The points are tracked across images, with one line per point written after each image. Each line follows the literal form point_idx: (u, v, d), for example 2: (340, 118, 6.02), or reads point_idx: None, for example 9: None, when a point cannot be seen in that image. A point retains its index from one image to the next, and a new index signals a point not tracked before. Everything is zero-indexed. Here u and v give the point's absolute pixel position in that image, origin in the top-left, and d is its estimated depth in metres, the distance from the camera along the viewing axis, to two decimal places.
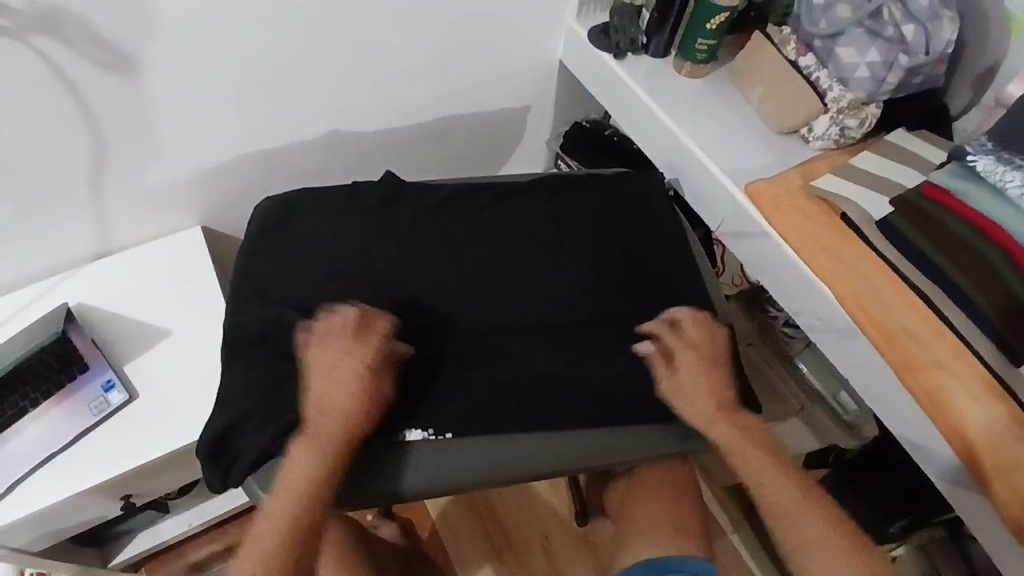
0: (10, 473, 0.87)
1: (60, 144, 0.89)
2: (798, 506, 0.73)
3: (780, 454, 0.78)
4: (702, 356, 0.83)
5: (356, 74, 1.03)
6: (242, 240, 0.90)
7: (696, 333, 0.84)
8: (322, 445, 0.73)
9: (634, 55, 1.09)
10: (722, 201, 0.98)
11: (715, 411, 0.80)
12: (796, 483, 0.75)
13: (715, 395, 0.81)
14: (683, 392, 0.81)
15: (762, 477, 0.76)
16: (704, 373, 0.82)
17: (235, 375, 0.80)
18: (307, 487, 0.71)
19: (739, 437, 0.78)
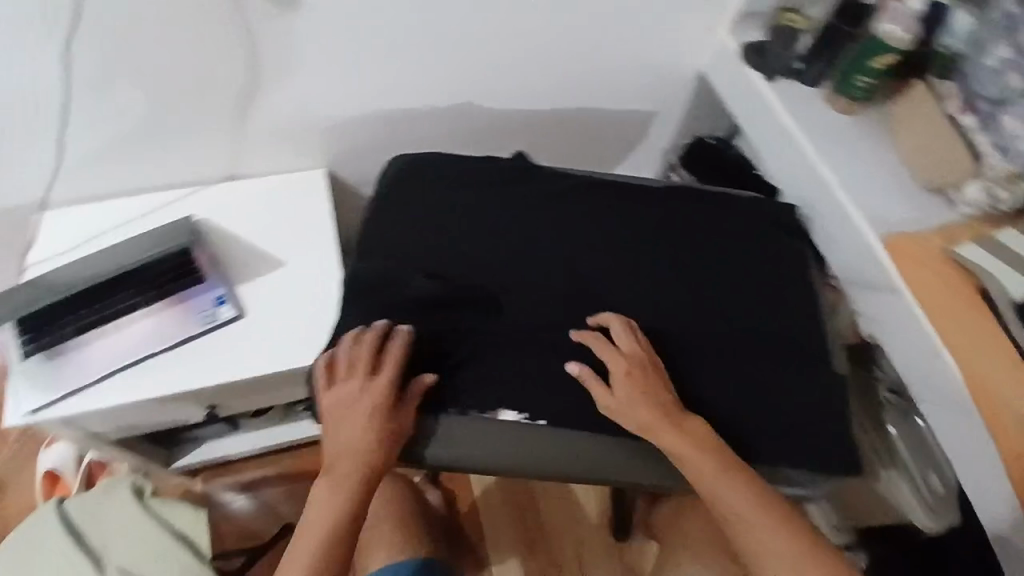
0: (119, 359, 0.95)
1: (214, 66, 0.92)
2: (750, 516, 0.73)
3: (733, 458, 0.76)
4: (637, 370, 0.80)
5: (500, 48, 1.02)
6: (379, 189, 0.95)
7: (627, 343, 0.81)
8: (339, 484, 0.76)
9: (788, 80, 1.03)
10: (854, 246, 0.96)
11: (657, 420, 0.77)
12: (745, 487, 0.74)
13: (653, 405, 0.78)
14: (624, 414, 0.78)
15: (711, 487, 0.74)
16: (640, 385, 0.79)
17: (360, 314, 0.85)
18: (330, 521, 0.75)
19: (687, 444, 0.76)
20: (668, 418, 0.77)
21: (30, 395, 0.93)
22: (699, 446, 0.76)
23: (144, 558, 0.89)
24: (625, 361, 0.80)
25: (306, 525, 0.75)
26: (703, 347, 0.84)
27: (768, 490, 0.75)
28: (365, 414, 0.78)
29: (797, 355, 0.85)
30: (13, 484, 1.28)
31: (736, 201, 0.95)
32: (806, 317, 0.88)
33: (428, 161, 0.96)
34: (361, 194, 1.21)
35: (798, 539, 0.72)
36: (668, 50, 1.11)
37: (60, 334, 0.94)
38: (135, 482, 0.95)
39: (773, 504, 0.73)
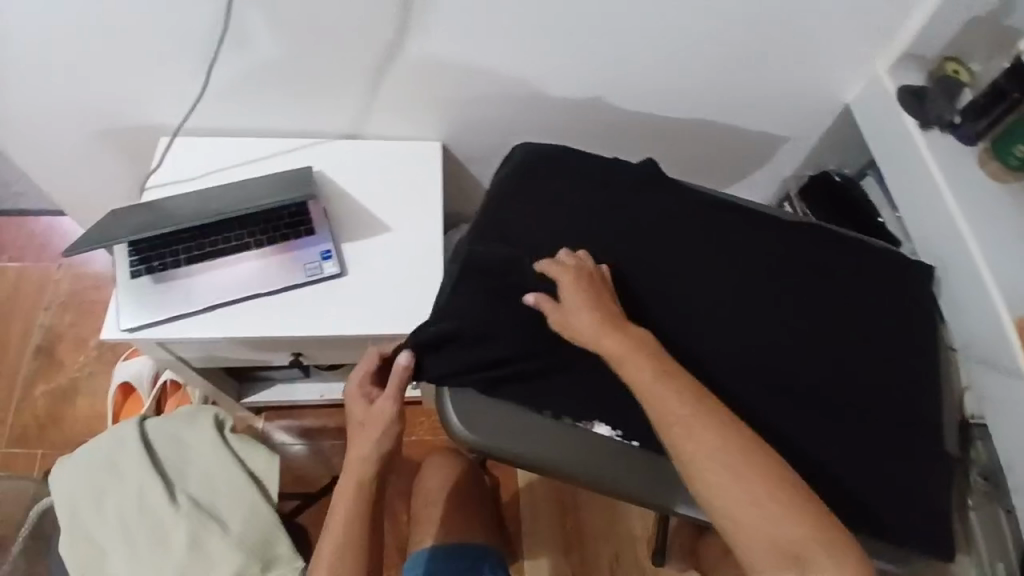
0: (220, 295, 0.96)
1: (368, 22, 0.93)
2: (687, 421, 0.68)
3: (679, 375, 0.72)
4: (586, 285, 0.79)
5: (647, 49, 1.00)
6: (504, 172, 0.94)
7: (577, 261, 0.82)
8: (346, 483, 0.79)
9: (940, 131, 0.98)
10: (986, 318, 0.91)
11: (600, 327, 0.75)
12: (683, 395, 0.70)
13: (601, 315, 0.77)
14: (573, 326, 0.77)
15: (648, 392, 0.71)
16: (585, 295, 0.78)
17: (474, 298, 0.82)
18: (346, 529, 0.78)
19: (630, 353, 0.73)
20: (608, 325, 0.75)
21: (129, 312, 0.94)
22: (641, 354, 0.73)
23: (217, 491, 0.91)
24: (573, 277, 0.80)
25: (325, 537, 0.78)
26: (811, 396, 0.81)
27: (705, 397, 0.70)
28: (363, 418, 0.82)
29: (907, 422, 0.81)
30: (86, 388, 1.34)
31: (866, 249, 0.91)
32: (920, 383, 0.84)
33: (556, 152, 0.94)
34: (467, 170, 1.23)
35: (741, 449, 0.67)
36: (812, 78, 1.06)
37: (170, 261, 0.98)
38: (217, 415, 0.97)
39: (713, 410, 0.70)
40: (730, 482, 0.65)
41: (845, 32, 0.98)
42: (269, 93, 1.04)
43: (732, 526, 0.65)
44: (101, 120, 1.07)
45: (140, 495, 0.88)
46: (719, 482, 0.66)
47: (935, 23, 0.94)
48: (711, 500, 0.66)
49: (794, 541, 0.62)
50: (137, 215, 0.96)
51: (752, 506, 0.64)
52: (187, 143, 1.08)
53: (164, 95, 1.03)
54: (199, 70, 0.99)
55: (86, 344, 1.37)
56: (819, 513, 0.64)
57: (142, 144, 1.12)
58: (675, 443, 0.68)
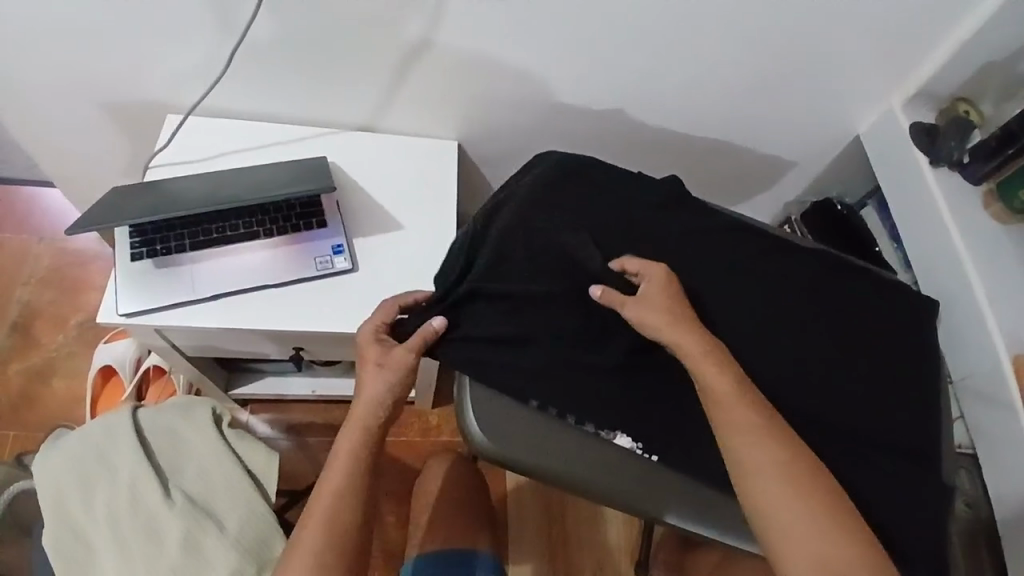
0: (224, 284, 0.93)
1: (399, 17, 0.91)
2: (744, 427, 0.72)
3: (751, 389, 0.75)
4: (664, 281, 0.81)
5: (673, 68, 1.01)
6: (529, 179, 0.93)
7: (651, 269, 0.82)
8: (349, 435, 0.77)
9: (948, 169, 1.01)
10: (983, 353, 0.94)
11: (682, 326, 0.77)
12: (754, 406, 0.73)
13: (682, 317, 0.78)
14: (652, 319, 0.78)
15: (724, 398, 0.73)
16: (670, 296, 0.80)
17: (502, 307, 0.83)
18: (348, 480, 0.74)
19: (710, 360, 0.75)
20: (681, 321, 0.78)
21: (129, 297, 0.91)
22: (720, 361, 0.75)
23: (213, 489, 0.88)
24: (650, 271, 0.82)
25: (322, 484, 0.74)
26: (825, 424, 0.82)
27: (771, 413, 0.73)
28: (377, 365, 0.79)
29: (917, 457, 0.83)
30: (64, 368, 1.34)
31: (879, 281, 0.92)
32: (929, 417, 0.86)
33: (582, 163, 0.94)
34: (479, 172, 1.23)
35: (790, 460, 0.70)
36: (826, 109, 1.09)
37: (174, 246, 0.94)
38: (214, 409, 0.95)
39: (776, 423, 0.72)
40: (777, 488, 0.68)
41: (864, 67, 1.01)
42: (284, 81, 1.01)
43: (781, 535, 0.67)
44: (103, 98, 1.04)
45: (133, 490, 0.85)
46: (768, 488, 0.69)
47: (953, 64, 0.97)
48: (757, 502, 0.69)
49: (828, 553, 0.66)
50: (142, 196, 0.93)
51: (801, 519, 0.67)
52: (197, 125, 1.06)
53: (180, 78, 1.00)
54: (219, 52, 0.96)
55: (65, 323, 1.37)
56: (852, 524, 0.67)
57: (145, 123, 1.09)
58: (736, 446, 0.71)
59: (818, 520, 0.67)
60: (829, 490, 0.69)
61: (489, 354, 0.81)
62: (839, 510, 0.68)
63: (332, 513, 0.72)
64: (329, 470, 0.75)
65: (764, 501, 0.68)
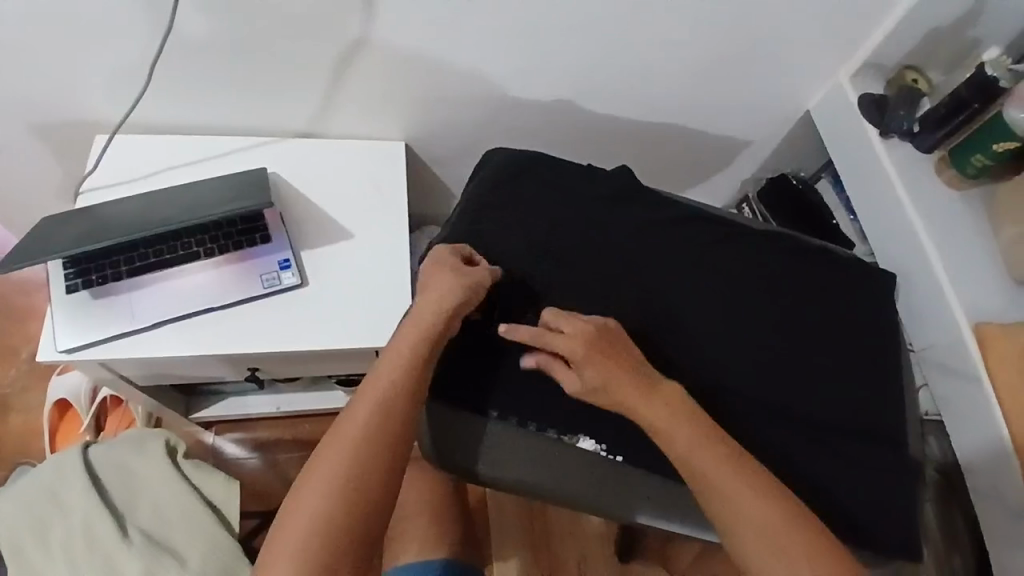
0: (166, 310, 0.89)
1: (332, 20, 0.87)
2: (705, 456, 0.71)
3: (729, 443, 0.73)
4: (587, 351, 0.74)
5: (621, 55, 0.98)
6: (477, 180, 0.90)
7: (570, 343, 0.75)
8: (355, 411, 0.72)
9: (899, 140, 1.00)
10: (943, 325, 0.95)
11: (630, 403, 0.74)
12: (729, 464, 0.71)
13: (624, 392, 0.74)
14: (597, 398, 0.75)
15: (697, 464, 0.71)
16: (603, 374, 0.74)
17: None
18: (334, 472, 0.69)
19: (677, 424, 0.73)
20: (624, 399, 0.74)
21: (66, 331, 0.87)
22: (687, 423, 0.73)
23: (173, 525, 0.85)
24: (570, 348, 0.74)
25: (320, 458, 0.70)
26: (787, 408, 0.82)
27: (752, 467, 0.71)
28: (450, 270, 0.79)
29: (882, 434, 0.83)
30: (18, 403, 1.29)
31: (837, 257, 0.92)
32: (892, 394, 0.85)
33: (530, 159, 0.91)
34: (431, 171, 1.19)
35: (756, 481, 0.70)
36: (776, 87, 1.08)
37: (110, 274, 0.90)
38: (168, 441, 0.92)
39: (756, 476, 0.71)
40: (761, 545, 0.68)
41: (810, 41, 1.00)
42: (216, 94, 0.97)
43: None
44: (27, 124, 0.99)
45: (86, 531, 0.81)
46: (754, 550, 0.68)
47: (897, 33, 0.96)
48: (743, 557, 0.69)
49: None
50: (71, 224, 0.88)
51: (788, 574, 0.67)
52: (128, 144, 1.01)
53: (105, 96, 0.95)
54: (145, 66, 0.91)
55: (16, 356, 1.32)
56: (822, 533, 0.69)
57: (76, 145, 1.04)
58: (718, 510, 0.70)
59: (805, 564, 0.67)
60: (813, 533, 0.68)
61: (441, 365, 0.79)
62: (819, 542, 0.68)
63: (328, 492, 0.68)
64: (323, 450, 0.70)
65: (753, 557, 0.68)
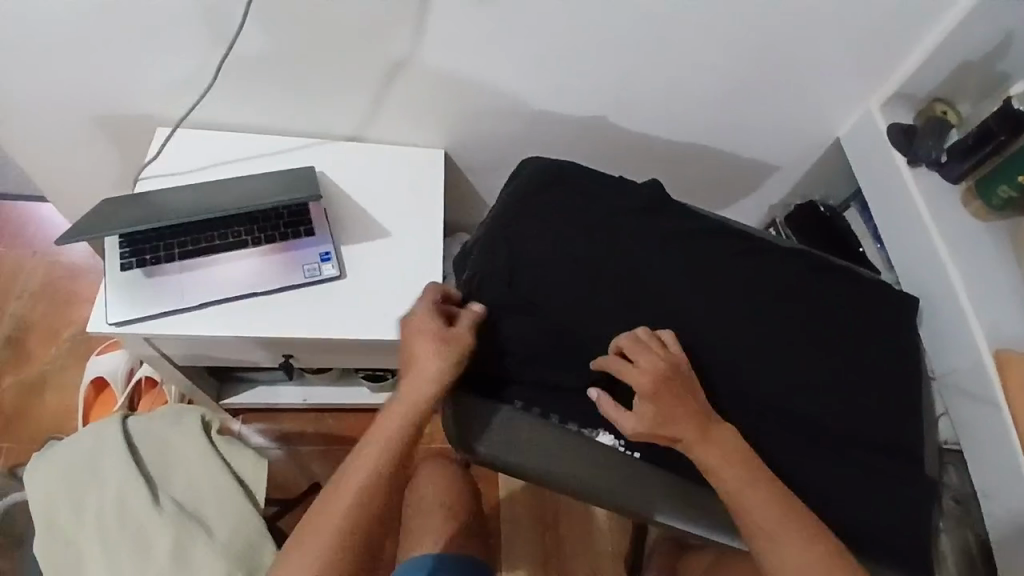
0: (213, 292, 0.94)
1: (385, 32, 0.93)
2: (734, 475, 0.75)
3: (762, 472, 0.76)
4: (654, 389, 0.76)
5: (656, 76, 1.02)
6: (513, 185, 0.95)
7: (643, 377, 0.77)
8: (357, 465, 0.77)
9: (927, 169, 1.02)
10: (964, 351, 0.95)
11: (687, 437, 0.75)
12: (764, 493, 0.74)
13: (684, 427, 0.76)
14: (654, 434, 0.76)
15: (734, 491, 0.74)
16: (669, 409, 0.76)
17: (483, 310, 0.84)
18: (343, 515, 0.75)
19: (718, 452, 0.75)
20: (686, 432, 0.76)
21: (119, 306, 0.92)
22: (729, 454, 0.75)
23: (202, 497, 0.89)
24: (641, 380, 0.76)
25: (330, 501, 0.76)
26: (803, 421, 0.84)
27: (784, 496, 0.75)
28: (428, 340, 0.79)
29: (895, 452, 0.84)
30: (57, 381, 1.35)
31: (861, 279, 0.93)
32: (909, 411, 0.87)
33: (565, 169, 0.95)
34: (467, 179, 1.24)
35: (777, 500, 0.74)
36: (806, 114, 1.11)
37: (163, 256, 0.95)
38: (203, 416, 0.96)
39: (788, 506, 0.74)
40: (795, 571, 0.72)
41: (840, 70, 1.03)
42: (271, 95, 1.03)
43: None
44: (94, 114, 1.06)
45: (120, 498, 0.85)
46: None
47: (928, 66, 0.99)
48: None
49: None
50: (132, 207, 0.94)
51: None
52: (184, 137, 1.07)
53: (165, 91, 1.02)
54: (209, 66, 0.97)
55: (59, 336, 1.39)
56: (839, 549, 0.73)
57: (136, 137, 1.11)
58: (755, 536, 0.74)
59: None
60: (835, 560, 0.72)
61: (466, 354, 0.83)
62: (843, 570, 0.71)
63: (340, 531, 0.75)
64: (332, 493, 0.76)
65: None
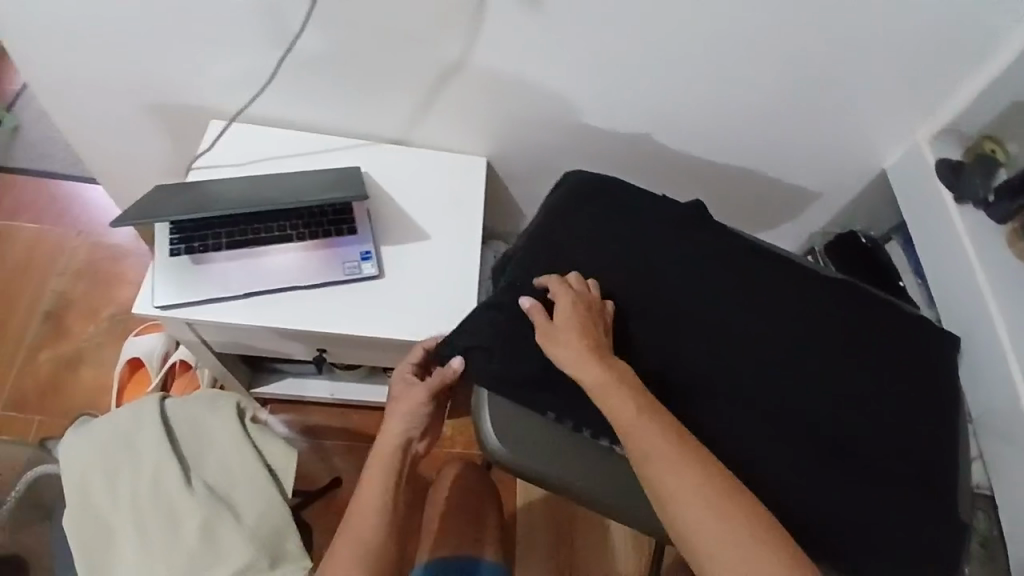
0: (256, 284, 0.96)
1: (439, 39, 0.95)
2: (613, 388, 0.74)
3: (661, 411, 0.74)
4: (574, 305, 0.81)
5: (703, 97, 1.03)
6: (557, 197, 0.96)
7: (566, 298, 0.82)
8: (359, 506, 0.78)
9: (972, 207, 1.01)
10: (1003, 394, 0.94)
11: (584, 353, 0.77)
12: (659, 425, 0.72)
13: (587, 345, 0.78)
14: (557, 343, 0.79)
15: (629, 426, 0.72)
16: (580, 326, 0.79)
17: (521, 317, 0.85)
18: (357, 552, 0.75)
19: (609, 377, 0.75)
20: (589, 350, 0.77)
21: (165, 291, 0.94)
22: (623, 384, 0.75)
23: (233, 482, 0.91)
24: (564, 299, 0.82)
25: (339, 543, 0.76)
26: (835, 453, 0.83)
27: (683, 434, 0.72)
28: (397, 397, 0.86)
29: (927, 488, 0.83)
30: (93, 358, 1.39)
31: (899, 312, 0.93)
32: (942, 448, 0.86)
33: (609, 185, 0.96)
34: (505, 187, 1.25)
35: (657, 421, 0.72)
36: (850, 144, 1.11)
37: (211, 245, 0.98)
38: (238, 403, 0.97)
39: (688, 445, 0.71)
40: (698, 511, 0.67)
41: (888, 102, 1.03)
42: (322, 94, 1.06)
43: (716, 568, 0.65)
44: (152, 103, 1.09)
45: (154, 477, 0.87)
46: (694, 517, 0.67)
47: (979, 103, 0.98)
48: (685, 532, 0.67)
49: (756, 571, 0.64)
50: (184, 195, 0.97)
51: (725, 545, 0.65)
52: (237, 131, 1.10)
53: (221, 84, 1.05)
54: (266, 63, 1.00)
55: (98, 314, 1.42)
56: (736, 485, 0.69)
57: (189, 127, 1.14)
58: (652, 474, 0.69)
59: (739, 531, 0.66)
60: (740, 498, 0.68)
61: (504, 356, 0.83)
62: (753, 508, 0.68)
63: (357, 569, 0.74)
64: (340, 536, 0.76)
65: (693, 528, 0.67)
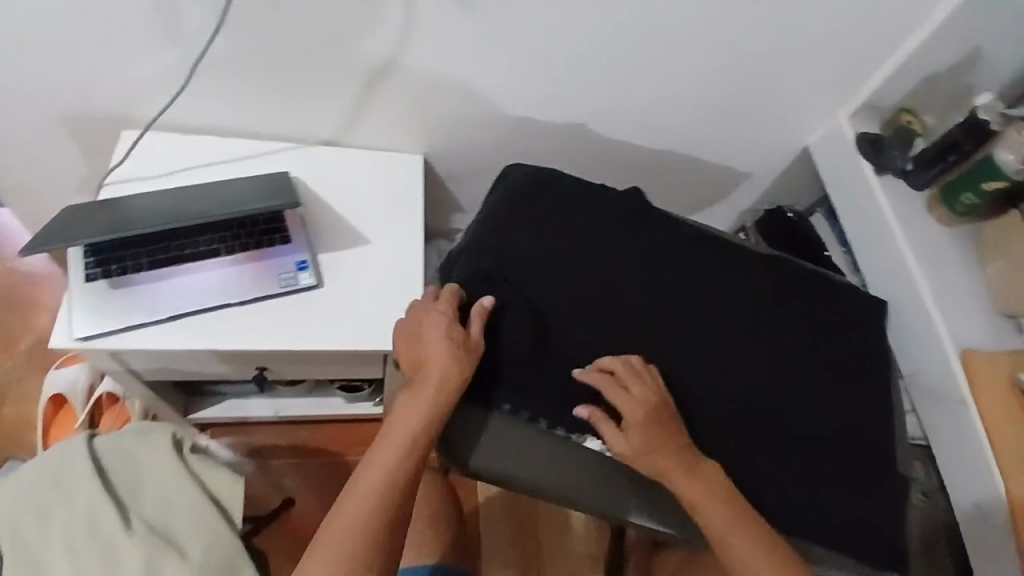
0: (182, 304, 0.90)
1: (369, 39, 0.92)
2: (703, 502, 0.75)
3: (750, 514, 0.76)
4: (642, 416, 0.78)
5: (637, 86, 1.04)
6: (495, 191, 0.94)
7: (630, 406, 0.78)
8: (376, 467, 0.74)
9: (892, 178, 1.06)
10: (931, 353, 0.99)
11: (665, 471, 0.76)
12: (749, 532, 0.75)
13: (662, 459, 0.77)
14: (634, 459, 0.77)
15: (724, 538, 0.75)
16: (654, 439, 0.77)
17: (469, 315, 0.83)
18: (353, 528, 0.70)
19: (693, 491, 0.76)
20: (666, 465, 0.77)
21: (83, 319, 0.87)
22: (709, 497, 0.76)
23: (174, 517, 0.85)
24: (630, 411, 0.78)
25: (337, 516, 0.72)
26: (785, 422, 0.86)
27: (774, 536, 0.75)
28: (443, 345, 0.78)
29: (871, 447, 0.87)
30: (12, 393, 1.27)
31: (832, 282, 0.96)
32: (882, 408, 0.90)
33: (547, 176, 0.96)
34: (444, 184, 1.23)
35: (750, 528, 0.75)
36: (779, 123, 1.14)
37: (131, 266, 0.91)
38: (175, 434, 0.91)
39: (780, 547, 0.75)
40: None
41: (812, 82, 1.06)
42: (245, 99, 1.00)
43: None
44: (57, 114, 1.00)
45: (88, 518, 0.81)
46: None
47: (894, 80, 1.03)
48: None
49: None
50: (98, 213, 0.89)
51: None
52: (152, 141, 1.03)
53: (137, 93, 0.97)
54: (181, 69, 0.94)
55: (13, 346, 1.31)
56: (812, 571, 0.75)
57: (102, 138, 1.06)
58: None
59: None
60: None
61: None
62: None
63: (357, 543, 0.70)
64: (343, 504, 0.72)
65: None
